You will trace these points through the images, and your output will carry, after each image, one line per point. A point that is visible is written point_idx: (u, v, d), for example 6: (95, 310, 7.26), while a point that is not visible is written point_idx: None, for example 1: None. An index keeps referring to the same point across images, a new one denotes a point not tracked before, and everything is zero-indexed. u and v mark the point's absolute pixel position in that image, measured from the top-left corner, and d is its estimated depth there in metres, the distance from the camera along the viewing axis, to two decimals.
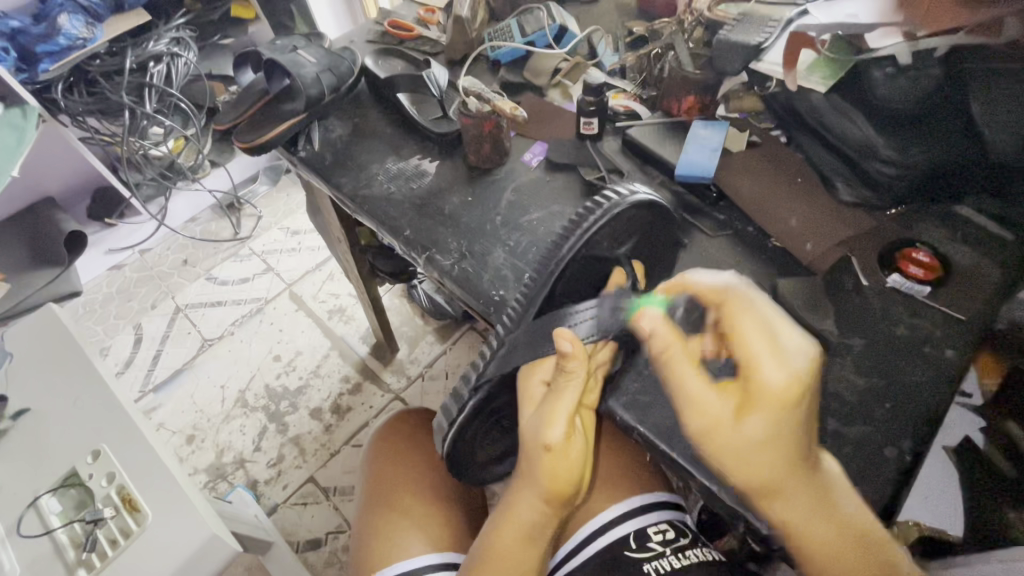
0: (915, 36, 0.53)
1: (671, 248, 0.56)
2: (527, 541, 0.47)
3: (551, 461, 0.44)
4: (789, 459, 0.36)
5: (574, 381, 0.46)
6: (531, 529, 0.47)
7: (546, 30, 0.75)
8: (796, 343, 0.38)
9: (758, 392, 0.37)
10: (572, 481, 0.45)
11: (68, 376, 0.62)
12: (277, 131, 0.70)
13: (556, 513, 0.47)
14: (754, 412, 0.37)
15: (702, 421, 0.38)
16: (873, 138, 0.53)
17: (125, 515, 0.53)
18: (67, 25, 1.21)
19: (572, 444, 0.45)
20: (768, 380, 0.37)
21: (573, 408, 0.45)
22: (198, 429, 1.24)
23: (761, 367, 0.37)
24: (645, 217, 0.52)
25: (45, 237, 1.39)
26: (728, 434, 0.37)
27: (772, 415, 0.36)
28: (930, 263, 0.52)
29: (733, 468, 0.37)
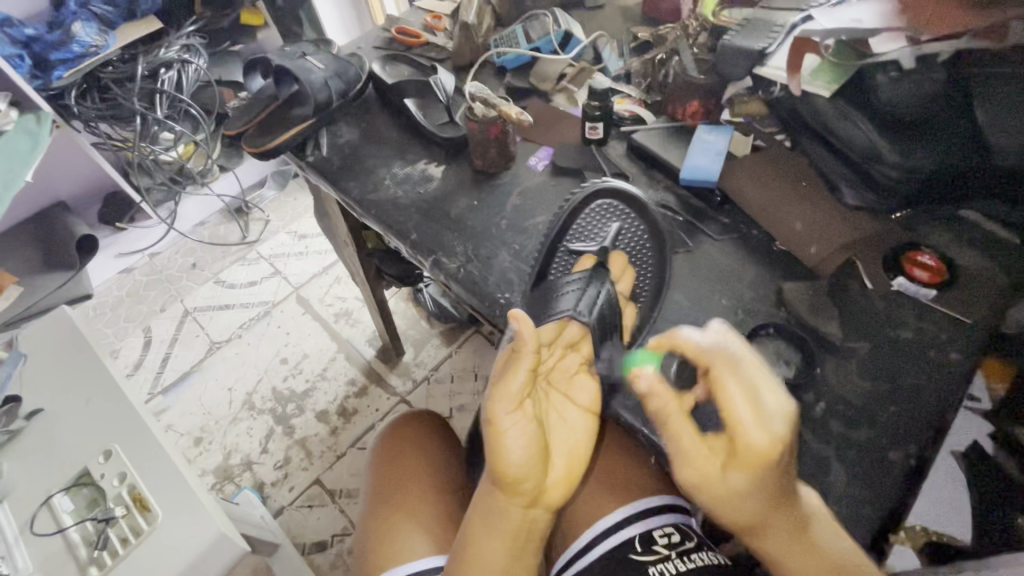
0: (917, 40, 0.53)
1: (661, 251, 0.56)
2: (489, 533, 0.45)
3: (494, 438, 0.43)
4: (769, 503, 0.38)
5: (519, 362, 0.45)
6: (490, 519, 0.45)
7: (551, 36, 0.76)
8: (775, 406, 0.39)
9: (747, 456, 0.37)
10: (520, 466, 0.43)
11: (81, 377, 0.63)
12: (285, 136, 0.71)
13: (517, 505, 0.45)
14: (733, 470, 0.38)
15: (692, 477, 0.39)
16: (877, 142, 0.53)
17: (135, 514, 0.54)
18: (81, 32, 1.24)
19: (515, 425, 0.44)
20: (755, 444, 0.37)
21: (518, 388, 0.44)
22: (206, 431, 1.25)
23: (744, 432, 0.38)
24: (622, 211, 0.56)
25: (57, 241, 1.41)
26: (716, 486, 0.39)
27: (752, 474, 0.38)
28: (935, 266, 0.52)
29: (720, 507, 0.40)
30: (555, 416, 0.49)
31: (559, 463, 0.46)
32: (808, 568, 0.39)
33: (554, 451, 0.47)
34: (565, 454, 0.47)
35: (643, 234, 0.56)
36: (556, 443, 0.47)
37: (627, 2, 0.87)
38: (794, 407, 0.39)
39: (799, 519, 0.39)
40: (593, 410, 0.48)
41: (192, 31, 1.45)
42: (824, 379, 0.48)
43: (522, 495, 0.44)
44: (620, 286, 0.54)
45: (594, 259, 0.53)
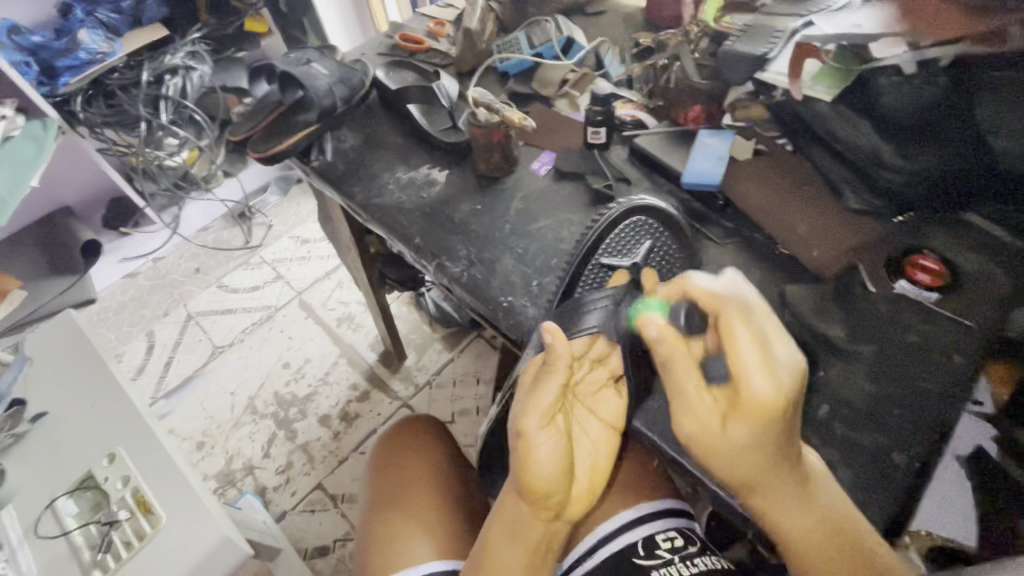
0: (918, 46, 0.53)
1: (681, 266, 0.55)
2: (507, 547, 0.45)
3: (525, 450, 0.42)
4: (770, 459, 0.38)
5: (556, 373, 0.44)
6: (511, 534, 0.45)
7: (553, 42, 0.76)
8: (784, 357, 0.38)
9: (747, 405, 0.37)
10: (549, 481, 0.42)
11: (85, 381, 0.63)
12: (289, 141, 0.71)
13: (538, 522, 0.44)
14: (730, 422, 0.38)
15: (694, 426, 0.39)
16: (879, 146, 0.53)
17: (139, 517, 0.54)
18: (86, 39, 1.26)
19: (548, 442, 0.43)
20: (754, 397, 0.37)
21: (550, 402, 0.43)
22: (209, 435, 1.25)
23: (747, 380, 0.37)
24: (650, 227, 0.56)
25: (61, 246, 1.42)
26: (716, 438, 0.39)
27: (753, 423, 0.37)
28: (938, 269, 0.51)
29: (714, 457, 0.39)
30: (577, 430, 0.48)
31: (582, 479, 0.46)
32: (792, 516, 0.39)
33: (577, 466, 0.46)
34: (587, 470, 0.46)
35: (674, 255, 0.56)
36: (581, 459, 0.46)
37: (628, 8, 0.87)
38: (804, 363, 0.39)
39: (800, 480, 0.39)
40: (616, 425, 0.48)
41: (196, 38, 1.48)
42: (827, 383, 0.48)
43: (546, 509, 0.44)
44: None
45: (628, 275, 0.52)
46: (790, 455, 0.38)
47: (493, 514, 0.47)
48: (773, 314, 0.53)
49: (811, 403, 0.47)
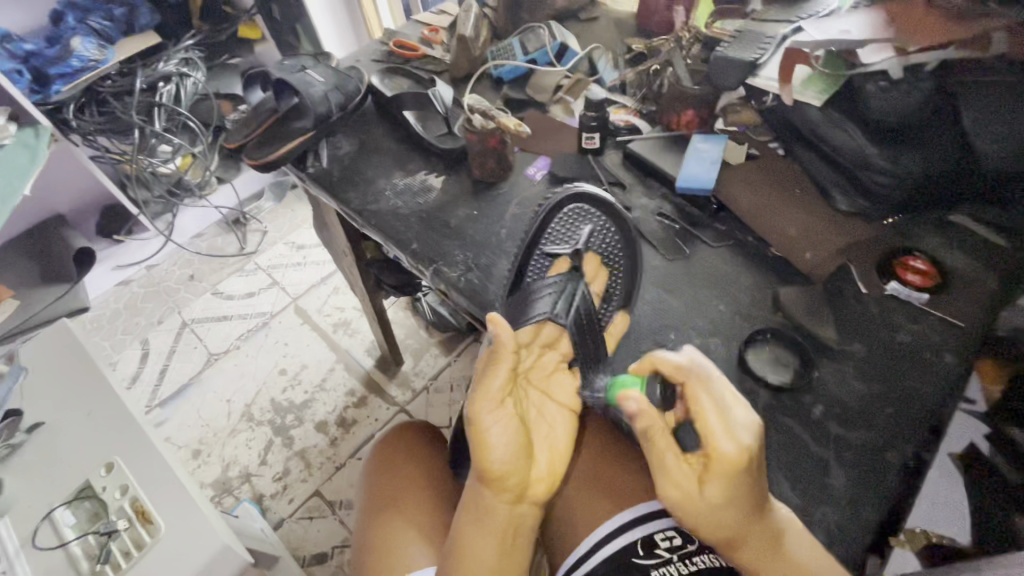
0: (906, 51, 0.53)
1: (623, 250, 0.58)
2: (471, 542, 0.44)
3: (478, 436, 0.44)
4: (742, 517, 0.39)
5: (502, 359, 0.47)
6: (474, 525, 0.44)
7: (547, 47, 0.77)
8: (743, 417, 0.40)
9: (716, 491, 0.39)
10: (503, 460, 0.43)
11: (82, 391, 0.63)
12: (284, 149, 0.71)
13: (503, 510, 0.44)
14: (698, 506, 0.39)
15: (673, 493, 0.40)
16: (867, 149, 0.54)
17: (137, 525, 0.54)
18: (79, 47, 1.26)
19: (500, 422, 0.45)
20: (719, 465, 0.38)
21: (499, 387, 0.45)
22: (204, 443, 1.24)
23: (712, 441, 0.39)
24: (597, 220, 0.59)
25: (54, 254, 1.41)
26: (694, 501, 0.39)
27: (724, 481, 0.38)
28: (927, 270, 0.53)
29: (701, 524, 0.40)
30: (534, 414, 0.50)
31: (542, 460, 0.47)
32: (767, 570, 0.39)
33: (535, 448, 0.47)
34: (545, 450, 0.47)
35: (613, 235, 0.59)
36: (538, 440, 0.48)
37: (620, 15, 0.89)
38: (761, 423, 0.40)
39: (772, 538, 0.39)
40: (572, 405, 0.50)
41: (190, 46, 1.49)
42: (822, 383, 0.48)
43: (507, 490, 0.44)
44: (593, 286, 0.56)
45: (567, 263, 0.57)
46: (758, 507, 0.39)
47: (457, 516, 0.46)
48: (767, 315, 0.53)
49: (805, 403, 0.47)
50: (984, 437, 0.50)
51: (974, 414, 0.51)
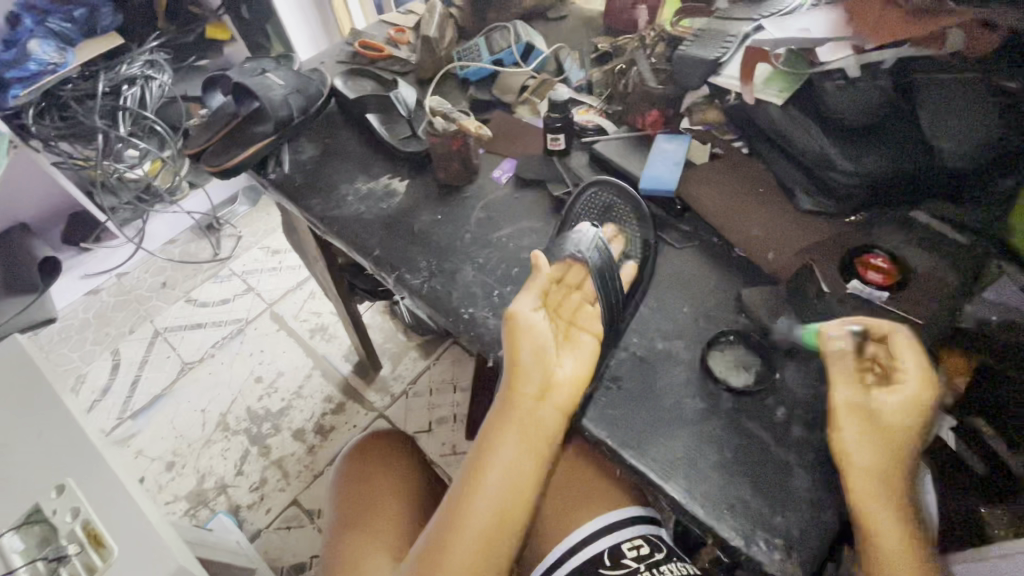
0: (863, 49, 0.53)
1: (641, 247, 0.56)
2: (484, 470, 0.44)
3: (512, 330, 0.47)
4: (898, 454, 0.40)
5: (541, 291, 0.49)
6: (488, 458, 0.45)
7: (512, 47, 0.76)
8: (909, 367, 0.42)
9: (874, 422, 0.40)
10: (529, 349, 0.46)
11: (33, 409, 0.60)
12: (243, 155, 0.69)
13: (521, 446, 0.45)
14: (862, 431, 0.40)
15: (858, 418, 0.41)
16: (828, 148, 0.54)
17: (89, 549, 0.52)
18: (37, 50, 1.21)
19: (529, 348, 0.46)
20: (885, 416, 0.40)
21: (533, 299, 0.48)
22: (178, 455, 1.22)
23: (906, 378, 0.41)
24: (626, 210, 0.58)
25: (17, 264, 1.37)
26: (877, 421, 0.40)
27: (903, 411, 0.40)
28: (889, 270, 0.51)
29: (853, 437, 0.40)
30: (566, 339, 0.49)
31: (567, 366, 0.47)
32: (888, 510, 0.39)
33: (561, 356, 0.47)
34: (573, 365, 0.47)
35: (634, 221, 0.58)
36: (565, 357, 0.48)
37: (588, 13, 0.88)
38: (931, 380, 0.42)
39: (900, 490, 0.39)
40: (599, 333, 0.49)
41: (156, 47, 1.44)
42: (785, 385, 0.48)
43: (530, 381, 0.45)
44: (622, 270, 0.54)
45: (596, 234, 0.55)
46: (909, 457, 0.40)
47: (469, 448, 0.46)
48: (732, 317, 0.53)
49: (768, 406, 0.47)
50: (951, 430, 0.51)
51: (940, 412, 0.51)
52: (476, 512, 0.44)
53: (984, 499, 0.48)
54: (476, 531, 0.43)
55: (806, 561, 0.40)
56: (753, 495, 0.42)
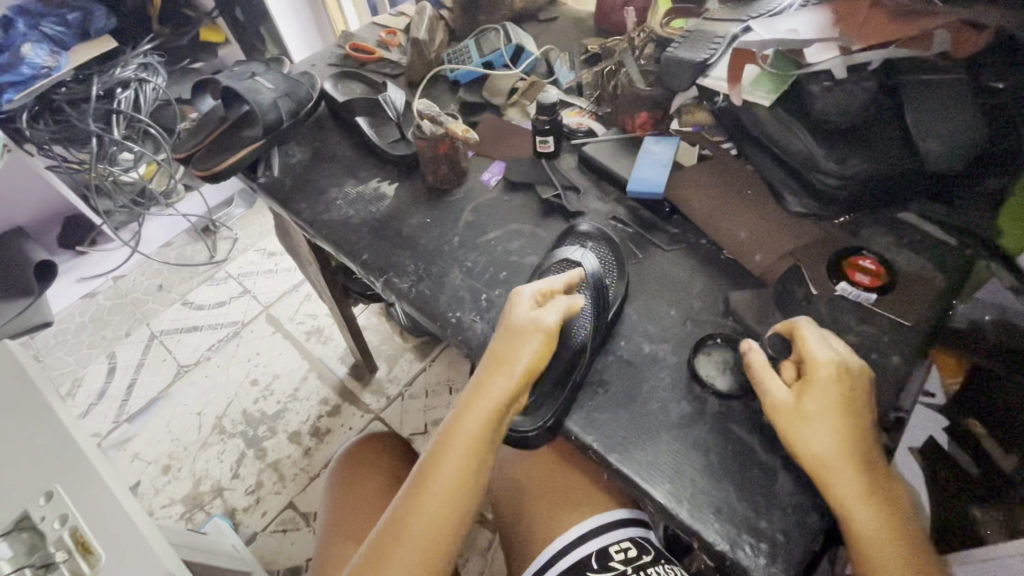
0: (850, 50, 0.52)
1: (616, 269, 0.55)
2: (459, 435, 0.44)
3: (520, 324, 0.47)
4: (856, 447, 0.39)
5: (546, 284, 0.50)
6: (465, 420, 0.45)
7: (501, 50, 0.76)
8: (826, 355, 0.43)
9: (799, 416, 0.41)
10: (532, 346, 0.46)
11: (22, 415, 0.60)
12: (232, 159, 0.69)
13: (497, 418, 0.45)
14: (809, 421, 0.40)
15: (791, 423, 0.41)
16: (814, 150, 0.54)
17: (78, 556, 0.52)
18: (30, 54, 1.21)
19: (531, 331, 0.46)
20: (806, 408, 0.41)
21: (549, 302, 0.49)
22: (174, 458, 1.22)
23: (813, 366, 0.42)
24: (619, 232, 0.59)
25: (12, 268, 1.36)
26: (798, 415, 0.41)
27: (827, 398, 0.41)
28: (877, 270, 0.52)
29: (789, 430, 0.41)
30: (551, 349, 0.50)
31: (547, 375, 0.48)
32: (853, 488, 0.38)
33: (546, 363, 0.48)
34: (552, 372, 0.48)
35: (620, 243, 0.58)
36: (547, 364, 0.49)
37: (579, 14, 0.88)
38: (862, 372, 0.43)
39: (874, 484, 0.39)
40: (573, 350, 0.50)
41: (149, 50, 1.43)
42: None
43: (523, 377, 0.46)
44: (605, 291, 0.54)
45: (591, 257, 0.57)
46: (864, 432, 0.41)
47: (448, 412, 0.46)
48: (719, 319, 0.53)
49: (754, 409, 0.47)
50: (942, 429, 0.45)
51: (934, 408, 0.46)
52: (449, 473, 0.44)
53: (978, 502, 0.44)
54: (437, 504, 0.43)
55: (791, 565, 0.40)
56: (738, 499, 0.42)
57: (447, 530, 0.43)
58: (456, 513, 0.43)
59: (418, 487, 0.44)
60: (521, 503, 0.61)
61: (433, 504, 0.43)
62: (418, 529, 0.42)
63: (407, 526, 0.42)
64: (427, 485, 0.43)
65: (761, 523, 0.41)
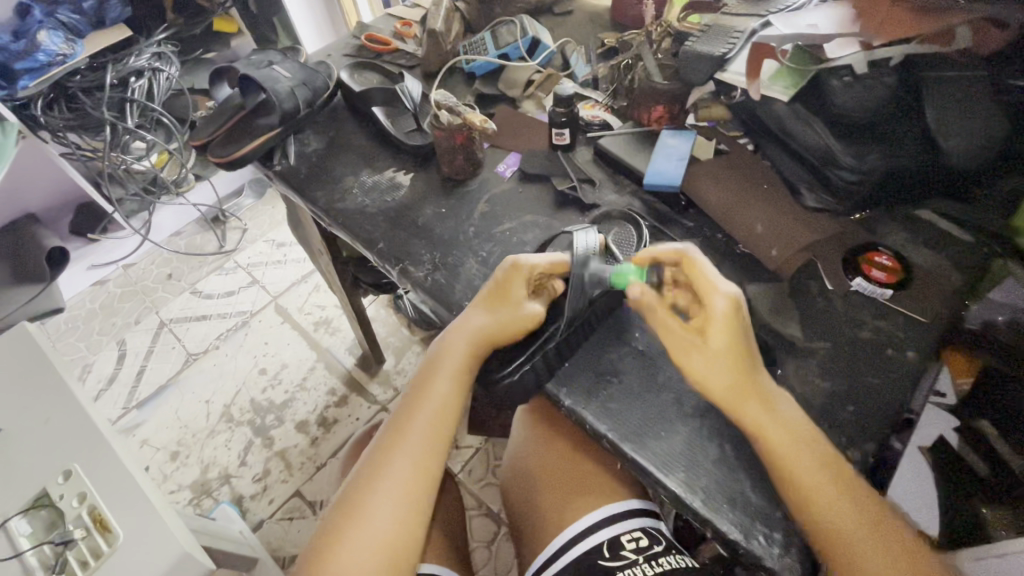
0: (871, 46, 0.53)
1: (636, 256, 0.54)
2: (431, 399, 0.49)
3: (497, 294, 0.49)
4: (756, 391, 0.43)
5: (551, 253, 0.51)
6: (425, 389, 0.49)
7: (518, 42, 0.76)
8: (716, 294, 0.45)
9: (714, 353, 0.43)
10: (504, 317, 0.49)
11: (42, 396, 0.62)
12: (251, 146, 0.70)
13: (460, 384, 0.49)
14: (703, 364, 0.43)
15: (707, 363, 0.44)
16: (832, 145, 0.54)
17: (95, 535, 0.53)
18: (46, 41, 1.21)
19: (524, 288, 0.49)
20: (714, 343, 0.43)
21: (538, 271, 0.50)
22: (182, 444, 1.23)
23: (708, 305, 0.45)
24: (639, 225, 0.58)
25: (24, 252, 1.36)
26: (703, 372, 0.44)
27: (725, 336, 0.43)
28: (892, 266, 0.52)
29: (705, 376, 0.44)
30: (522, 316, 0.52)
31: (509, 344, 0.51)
32: (809, 471, 0.41)
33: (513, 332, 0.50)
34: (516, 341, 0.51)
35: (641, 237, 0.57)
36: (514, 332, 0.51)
37: (595, 8, 0.88)
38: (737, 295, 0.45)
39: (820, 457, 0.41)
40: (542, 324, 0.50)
41: (163, 39, 1.44)
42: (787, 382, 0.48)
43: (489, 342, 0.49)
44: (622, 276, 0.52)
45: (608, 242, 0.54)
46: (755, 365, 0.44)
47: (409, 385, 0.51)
48: None
49: None
50: (953, 429, 0.45)
51: (944, 407, 0.46)
52: (412, 435, 0.47)
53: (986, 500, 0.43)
54: (404, 466, 0.46)
55: (803, 555, 0.40)
56: (752, 490, 0.42)
57: (412, 489, 0.46)
58: (422, 471, 0.47)
59: (383, 450, 0.47)
60: (534, 492, 0.61)
61: (399, 463, 0.46)
62: (386, 485, 0.45)
63: (374, 492, 0.45)
64: (392, 450, 0.47)
65: (773, 514, 0.41)
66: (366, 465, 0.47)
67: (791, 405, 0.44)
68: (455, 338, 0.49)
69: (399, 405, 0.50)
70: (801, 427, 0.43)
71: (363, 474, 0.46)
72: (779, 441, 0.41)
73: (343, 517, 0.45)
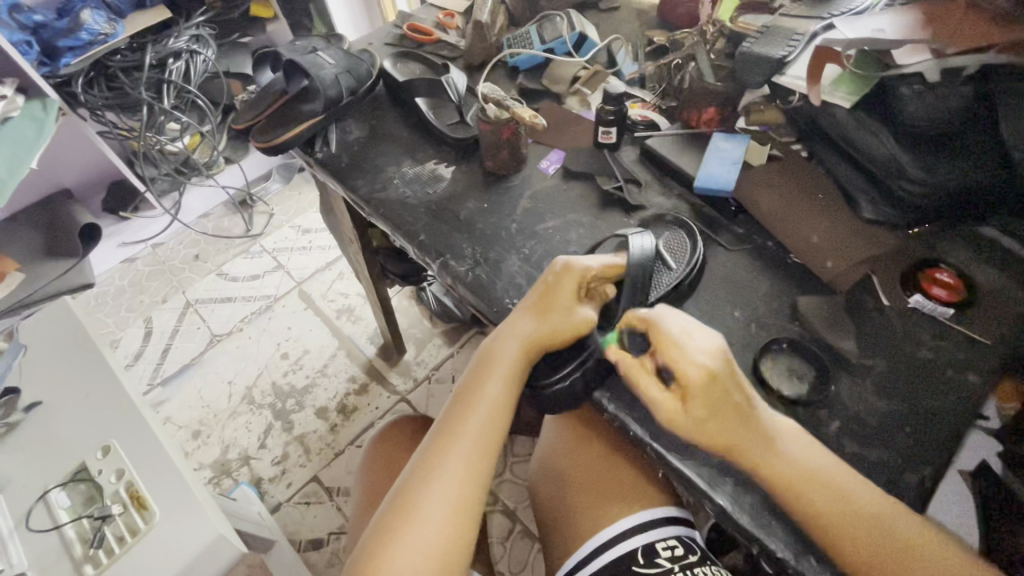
0: (943, 53, 0.51)
1: (686, 256, 0.54)
2: (483, 401, 0.48)
3: (546, 296, 0.49)
4: (778, 452, 0.41)
5: (601, 257, 0.51)
6: (477, 390, 0.49)
7: (564, 37, 0.75)
8: (706, 346, 0.43)
9: (715, 402, 0.41)
10: (554, 321, 0.48)
11: (86, 370, 0.63)
12: (294, 132, 0.69)
13: (512, 387, 0.49)
14: (711, 425, 0.41)
15: (745, 457, 0.41)
16: (900, 155, 0.52)
17: (132, 511, 0.54)
18: (89, 20, 1.24)
19: (575, 292, 0.49)
20: (685, 417, 0.41)
21: (586, 278, 0.49)
22: (205, 424, 1.24)
23: (680, 366, 0.42)
24: (676, 233, 0.56)
25: (56, 226, 1.35)
26: (772, 450, 0.41)
27: (706, 398, 0.41)
28: (953, 283, 0.51)
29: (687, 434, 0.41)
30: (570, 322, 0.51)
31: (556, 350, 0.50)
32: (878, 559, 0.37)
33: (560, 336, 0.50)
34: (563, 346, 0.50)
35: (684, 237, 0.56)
36: None
37: (642, 5, 0.86)
38: (726, 350, 0.43)
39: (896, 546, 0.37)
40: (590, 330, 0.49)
41: (202, 22, 1.44)
42: (840, 398, 0.47)
43: (538, 345, 0.49)
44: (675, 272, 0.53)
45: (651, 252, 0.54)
46: (750, 415, 0.41)
47: (457, 389, 0.51)
48: (784, 324, 0.51)
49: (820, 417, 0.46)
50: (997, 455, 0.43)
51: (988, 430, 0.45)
52: (465, 438, 0.47)
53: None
54: (457, 466, 0.46)
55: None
56: None
57: (467, 493, 0.45)
58: (475, 474, 0.46)
59: (434, 452, 0.47)
60: (566, 492, 0.61)
61: (453, 463, 0.46)
62: (440, 484, 0.45)
63: (428, 492, 0.45)
64: (444, 450, 0.47)
65: None
66: (417, 466, 0.47)
67: (795, 442, 0.41)
68: (507, 340, 0.49)
69: (447, 408, 0.50)
70: (815, 467, 0.40)
71: (416, 474, 0.46)
72: (792, 482, 0.40)
73: (396, 517, 0.44)
